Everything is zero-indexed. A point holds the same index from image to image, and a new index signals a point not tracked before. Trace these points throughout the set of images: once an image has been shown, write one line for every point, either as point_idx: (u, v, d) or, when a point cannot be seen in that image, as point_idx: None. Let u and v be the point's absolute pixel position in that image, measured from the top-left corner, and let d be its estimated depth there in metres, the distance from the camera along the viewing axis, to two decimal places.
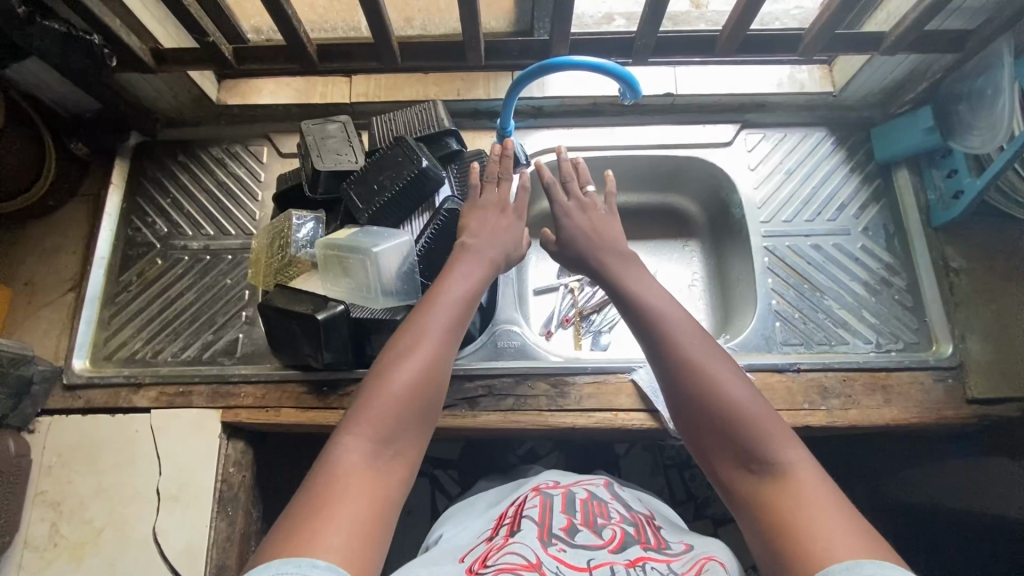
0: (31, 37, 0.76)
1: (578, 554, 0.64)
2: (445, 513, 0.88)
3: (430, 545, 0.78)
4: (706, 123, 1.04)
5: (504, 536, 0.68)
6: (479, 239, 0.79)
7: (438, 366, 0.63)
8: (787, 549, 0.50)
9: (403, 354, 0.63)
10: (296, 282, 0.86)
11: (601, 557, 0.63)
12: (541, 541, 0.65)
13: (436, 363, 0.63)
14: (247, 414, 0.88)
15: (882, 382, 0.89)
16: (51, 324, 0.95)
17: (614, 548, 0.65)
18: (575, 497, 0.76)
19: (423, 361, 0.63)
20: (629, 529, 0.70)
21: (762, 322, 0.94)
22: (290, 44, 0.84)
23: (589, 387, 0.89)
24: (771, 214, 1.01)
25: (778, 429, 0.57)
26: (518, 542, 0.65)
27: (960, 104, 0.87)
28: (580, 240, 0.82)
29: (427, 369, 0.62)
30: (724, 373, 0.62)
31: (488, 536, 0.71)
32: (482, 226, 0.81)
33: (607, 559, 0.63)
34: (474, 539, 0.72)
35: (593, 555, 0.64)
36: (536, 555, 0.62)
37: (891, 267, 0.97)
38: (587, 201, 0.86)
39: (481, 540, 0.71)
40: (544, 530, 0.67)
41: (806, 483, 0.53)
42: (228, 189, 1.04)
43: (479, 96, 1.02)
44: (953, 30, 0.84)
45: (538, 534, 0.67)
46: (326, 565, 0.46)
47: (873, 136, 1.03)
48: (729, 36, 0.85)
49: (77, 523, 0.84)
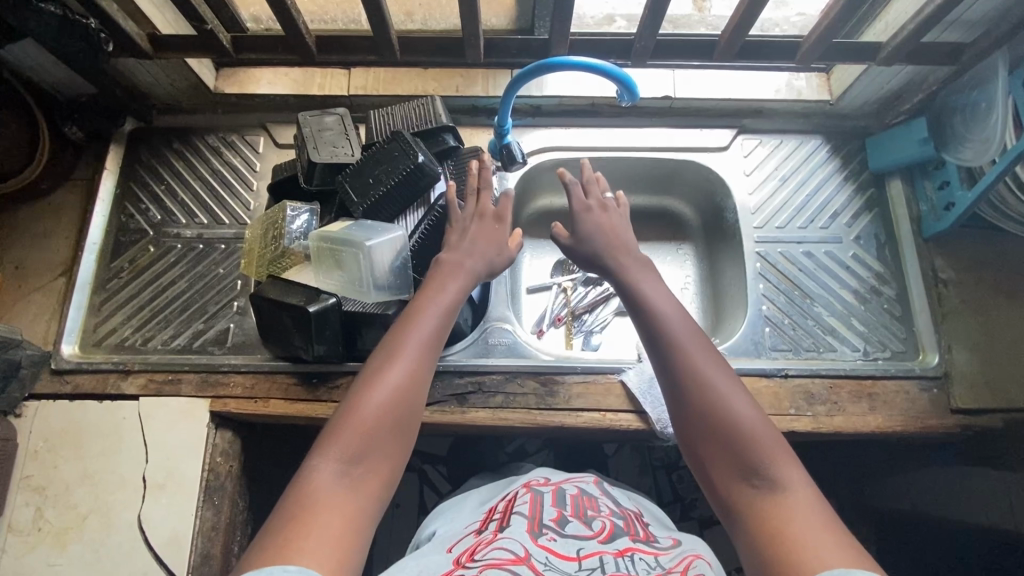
0: (25, 20, 0.74)
1: (568, 544, 0.64)
2: (435, 508, 0.89)
3: (422, 541, 0.79)
4: (704, 128, 1.05)
5: (493, 530, 0.68)
6: (456, 252, 0.78)
7: (417, 374, 0.65)
8: (781, 556, 0.51)
9: (382, 367, 0.64)
10: (289, 274, 0.86)
11: (590, 547, 0.64)
12: (531, 532, 0.66)
13: (415, 372, 0.64)
14: (236, 405, 0.89)
15: (867, 390, 0.90)
16: (41, 309, 0.95)
17: (603, 539, 0.66)
18: (565, 493, 0.77)
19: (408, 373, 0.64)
20: (619, 522, 0.71)
21: (752, 327, 0.95)
22: (288, 34, 0.84)
23: (578, 387, 0.90)
24: (765, 219, 1.01)
25: (775, 443, 0.59)
26: (508, 534, 0.66)
27: (955, 117, 0.87)
28: (596, 240, 0.81)
29: (408, 378, 0.63)
30: (706, 386, 0.63)
31: (477, 529, 0.72)
32: (461, 240, 0.80)
33: (597, 549, 0.63)
34: (465, 532, 0.73)
35: (582, 545, 0.64)
36: (524, 548, 0.62)
37: (880, 276, 0.98)
38: (604, 203, 0.86)
39: (469, 533, 0.71)
40: (534, 522, 0.68)
41: (797, 500, 0.54)
42: (223, 178, 1.03)
43: (478, 94, 1.02)
44: (949, 42, 0.84)
45: (528, 525, 0.67)
46: (297, 570, 0.46)
47: (869, 146, 1.03)
48: (727, 42, 0.86)
49: (62, 508, 0.84)
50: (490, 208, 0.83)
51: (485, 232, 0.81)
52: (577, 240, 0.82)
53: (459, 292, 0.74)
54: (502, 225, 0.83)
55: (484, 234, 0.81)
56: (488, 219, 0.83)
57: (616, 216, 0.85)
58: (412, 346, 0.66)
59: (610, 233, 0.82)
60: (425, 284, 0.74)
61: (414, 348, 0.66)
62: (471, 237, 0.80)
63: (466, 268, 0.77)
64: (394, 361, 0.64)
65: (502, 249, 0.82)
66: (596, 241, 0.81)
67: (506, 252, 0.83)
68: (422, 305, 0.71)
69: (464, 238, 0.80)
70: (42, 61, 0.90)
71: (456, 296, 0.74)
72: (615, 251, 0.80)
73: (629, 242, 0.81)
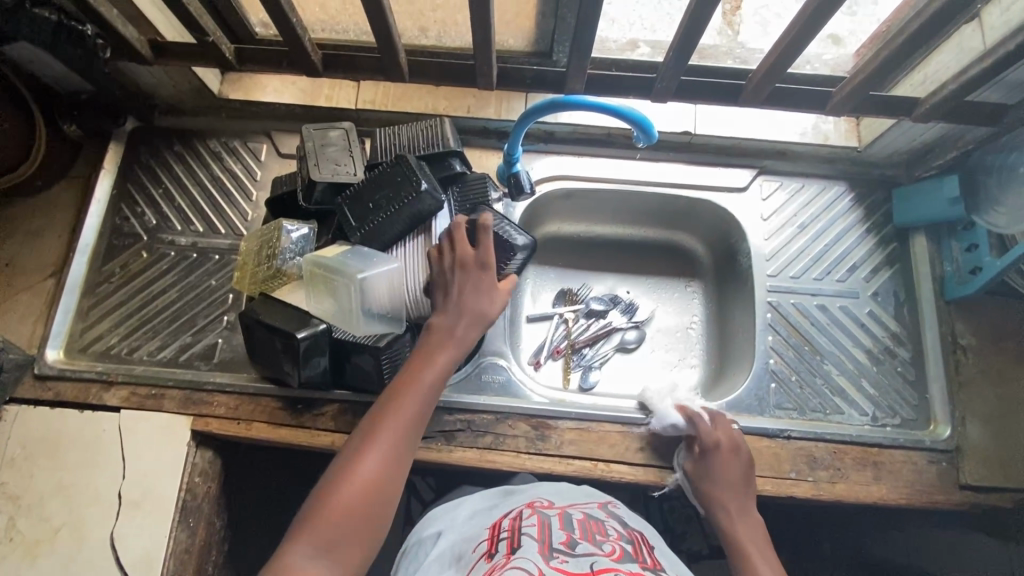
0: (18, 26, 0.72)
1: (580, 561, 0.60)
2: (437, 513, 0.83)
3: (429, 540, 0.77)
4: (722, 166, 1.00)
5: (504, 553, 0.63)
6: (444, 315, 0.75)
7: (399, 454, 0.65)
8: None
9: (365, 441, 0.64)
10: (281, 293, 0.84)
11: (603, 562, 0.60)
12: (541, 554, 0.61)
13: (397, 450, 0.65)
14: (218, 425, 0.86)
15: (873, 458, 0.86)
16: (28, 310, 0.92)
17: (616, 556, 0.62)
18: (572, 518, 0.71)
19: (393, 453, 0.64)
20: (627, 547, 0.66)
21: (756, 381, 0.91)
22: (292, 49, 0.80)
23: (570, 433, 0.86)
24: (779, 267, 0.97)
25: None
26: (519, 557, 0.61)
27: (988, 177, 0.84)
28: (714, 478, 0.79)
29: (389, 457, 0.64)
30: None
31: (487, 551, 0.66)
32: (455, 294, 0.76)
33: (610, 566, 0.60)
34: (473, 558, 0.66)
35: (595, 560, 0.60)
36: (537, 568, 0.58)
37: (896, 336, 0.93)
38: (734, 440, 0.82)
39: (478, 558, 0.65)
40: (544, 545, 0.63)
41: None
42: (222, 185, 1.00)
43: (490, 116, 0.99)
44: (989, 103, 0.79)
45: (537, 548, 0.62)
46: None
47: (895, 198, 0.98)
48: (754, 87, 0.82)
49: (35, 520, 0.82)
50: (468, 256, 0.77)
51: (467, 284, 0.76)
52: (696, 473, 0.81)
53: (448, 364, 0.72)
54: (485, 267, 0.77)
55: (471, 287, 0.76)
56: (471, 271, 0.76)
57: (741, 460, 0.81)
58: (399, 425, 0.66)
59: (719, 487, 0.79)
60: (416, 354, 0.73)
61: (398, 430, 0.66)
62: (456, 296, 0.76)
63: (454, 334, 0.74)
64: (378, 441, 0.64)
65: (492, 296, 0.77)
66: (712, 479, 0.79)
67: (495, 296, 0.78)
68: (414, 381, 0.70)
69: (450, 297, 0.76)
70: (41, 59, 0.86)
71: (446, 367, 0.72)
72: (723, 513, 0.78)
73: (742, 482, 0.80)
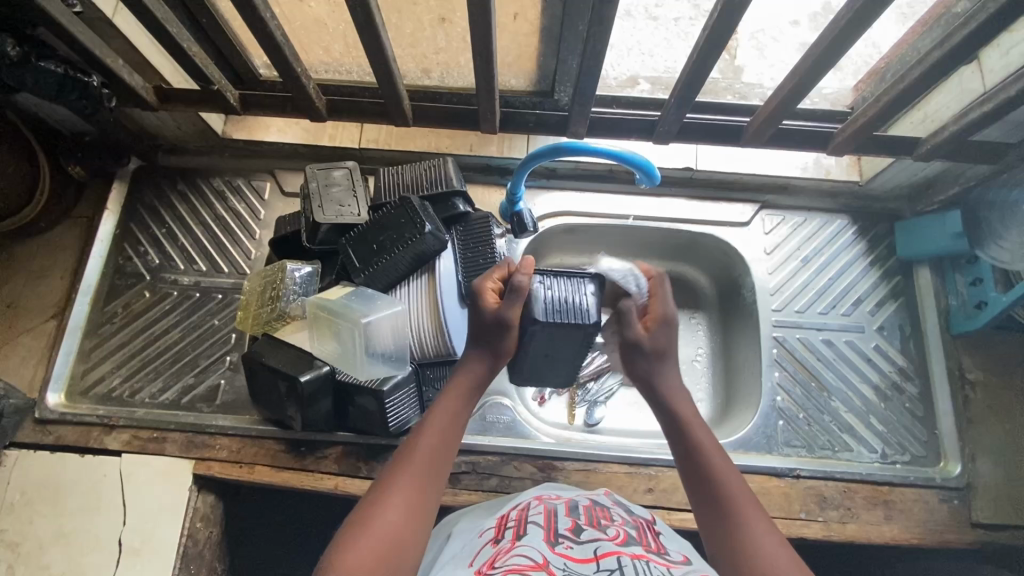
0: (22, 79, 0.71)
1: (585, 546, 0.50)
2: (437, 528, 0.67)
3: (437, 542, 0.62)
4: (724, 201, 1.00)
5: (508, 538, 0.53)
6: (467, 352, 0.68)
7: (420, 498, 0.55)
8: None
9: (384, 489, 0.55)
10: (283, 333, 0.83)
11: (607, 546, 0.51)
12: (546, 540, 0.51)
13: (418, 496, 0.55)
14: (221, 468, 0.85)
15: (884, 497, 0.84)
16: (29, 352, 0.92)
17: (621, 540, 0.52)
18: (577, 503, 0.60)
19: (412, 500, 0.55)
20: (633, 532, 0.56)
21: (764, 419, 0.90)
22: (296, 94, 0.81)
23: (577, 474, 0.85)
24: (784, 301, 0.97)
25: None
26: (524, 543, 0.51)
27: (991, 212, 0.83)
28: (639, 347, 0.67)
29: (409, 504, 0.54)
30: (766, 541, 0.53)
31: (493, 537, 0.55)
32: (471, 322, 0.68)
33: (615, 549, 0.50)
34: (478, 543, 0.55)
35: (600, 545, 0.51)
36: (542, 554, 0.49)
37: (904, 371, 0.93)
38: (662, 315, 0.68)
39: (483, 544, 0.54)
40: (550, 530, 0.53)
41: None
42: (225, 224, 1.00)
43: (492, 153, 1.00)
44: (991, 141, 0.79)
45: (542, 535, 0.52)
46: None
47: (898, 231, 0.98)
48: (756, 130, 0.83)
49: (34, 567, 0.81)
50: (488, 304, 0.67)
51: (478, 327, 0.67)
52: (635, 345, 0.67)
53: (468, 404, 0.65)
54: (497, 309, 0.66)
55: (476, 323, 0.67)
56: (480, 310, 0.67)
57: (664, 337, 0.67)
58: (420, 467, 0.57)
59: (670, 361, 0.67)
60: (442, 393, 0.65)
61: (418, 472, 0.57)
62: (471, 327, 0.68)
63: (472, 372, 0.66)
64: (395, 487, 0.55)
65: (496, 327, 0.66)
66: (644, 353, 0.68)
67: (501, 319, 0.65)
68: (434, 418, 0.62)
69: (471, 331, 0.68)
70: (46, 107, 0.87)
71: (465, 408, 0.64)
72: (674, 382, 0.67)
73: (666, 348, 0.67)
